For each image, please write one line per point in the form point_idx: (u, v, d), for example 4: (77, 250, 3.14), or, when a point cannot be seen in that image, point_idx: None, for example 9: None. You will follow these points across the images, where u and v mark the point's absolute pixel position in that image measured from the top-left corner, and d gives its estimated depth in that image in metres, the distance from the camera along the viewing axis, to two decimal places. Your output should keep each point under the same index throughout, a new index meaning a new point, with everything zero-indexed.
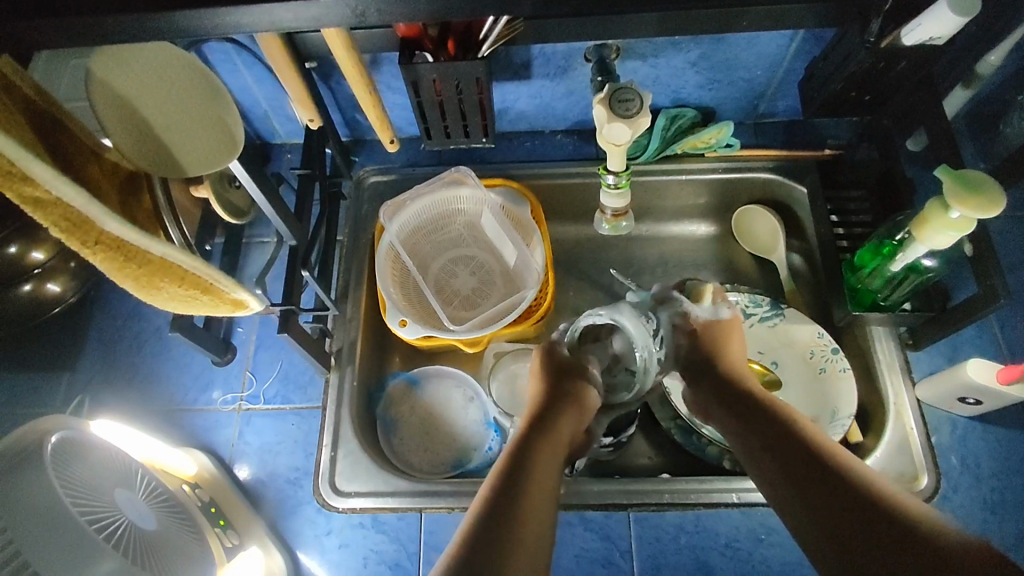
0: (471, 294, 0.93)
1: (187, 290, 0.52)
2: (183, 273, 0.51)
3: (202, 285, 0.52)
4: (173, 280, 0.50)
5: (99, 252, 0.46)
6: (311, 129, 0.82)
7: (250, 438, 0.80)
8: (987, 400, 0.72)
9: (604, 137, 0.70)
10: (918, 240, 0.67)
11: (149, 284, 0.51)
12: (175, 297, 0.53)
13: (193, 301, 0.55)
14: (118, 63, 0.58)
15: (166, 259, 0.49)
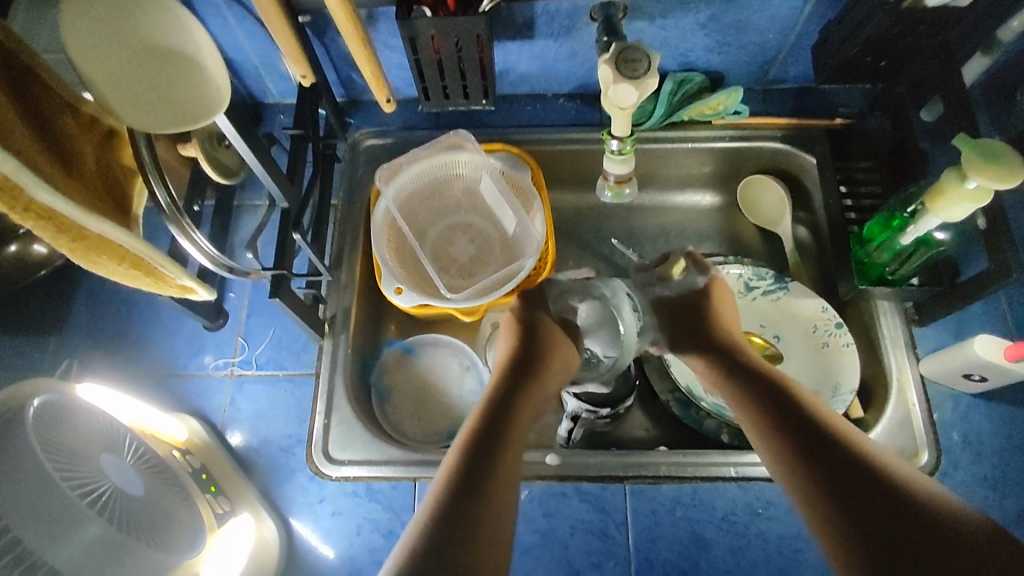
0: (469, 262, 0.91)
1: (119, 263, 0.55)
2: (122, 252, 0.54)
3: (143, 266, 0.56)
4: (112, 258, 0.54)
5: (30, 219, 0.48)
6: (304, 86, 0.78)
7: (242, 405, 0.79)
8: (992, 377, 0.71)
9: (609, 99, 0.68)
10: (931, 212, 0.65)
11: (88, 258, 0.54)
12: (114, 273, 0.57)
13: (137, 280, 0.59)
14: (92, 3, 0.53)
15: (102, 237, 0.52)
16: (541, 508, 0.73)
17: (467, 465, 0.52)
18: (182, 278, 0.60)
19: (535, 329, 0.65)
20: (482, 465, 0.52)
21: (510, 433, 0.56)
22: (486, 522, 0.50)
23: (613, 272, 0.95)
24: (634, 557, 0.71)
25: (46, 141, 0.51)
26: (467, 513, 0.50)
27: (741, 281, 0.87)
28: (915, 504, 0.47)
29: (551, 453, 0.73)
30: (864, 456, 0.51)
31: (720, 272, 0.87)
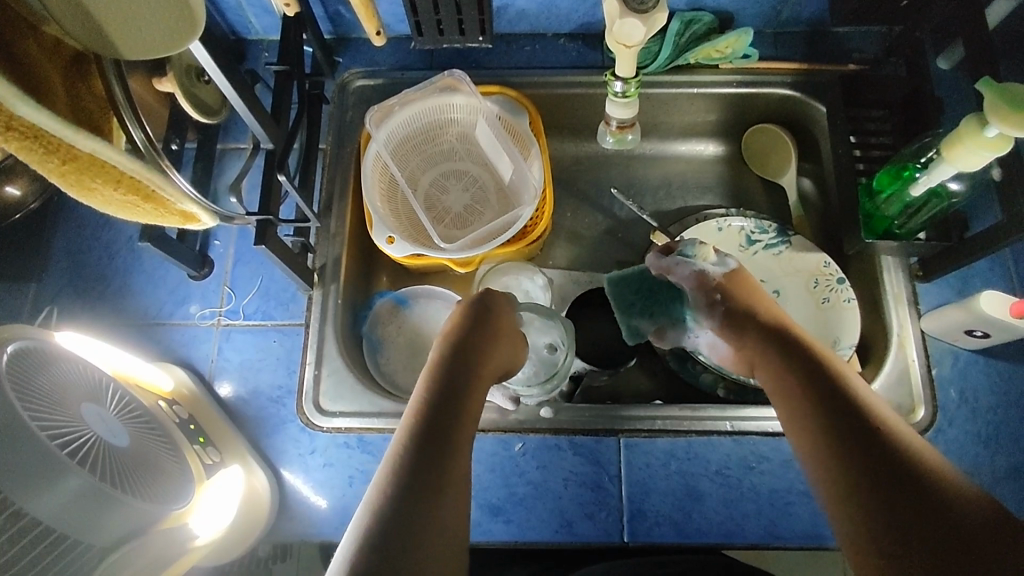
0: (464, 212, 0.88)
1: (116, 189, 0.52)
2: (117, 175, 0.50)
3: (142, 190, 0.53)
4: (106, 181, 0.50)
5: (12, 140, 0.44)
6: (286, 15, 0.72)
7: (230, 355, 0.77)
8: (995, 333, 0.70)
9: (615, 34, 0.63)
10: (946, 161, 0.62)
11: (80, 184, 0.50)
12: (111, 201, 0.53)
13: (134, 207, 0.55)
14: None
15: (94, 157, 0.48)
16: (534, 461, 0.73)
17: (429, 438, 0.54)
18: (185, 203, 0.56)
19: (491, 311, 0.67)
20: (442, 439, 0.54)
21: (471, 408, 0.58)
22: (448, 491, 0.51)
23: (611, 223, 0.92)
24: (628, 509, 0.71)
25: (14, 70, 0.47)
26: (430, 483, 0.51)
27: (743, 235, 0.85)
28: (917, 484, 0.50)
29: (546, 406, 0.74)
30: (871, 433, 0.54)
31: (722, 224, 0.85)
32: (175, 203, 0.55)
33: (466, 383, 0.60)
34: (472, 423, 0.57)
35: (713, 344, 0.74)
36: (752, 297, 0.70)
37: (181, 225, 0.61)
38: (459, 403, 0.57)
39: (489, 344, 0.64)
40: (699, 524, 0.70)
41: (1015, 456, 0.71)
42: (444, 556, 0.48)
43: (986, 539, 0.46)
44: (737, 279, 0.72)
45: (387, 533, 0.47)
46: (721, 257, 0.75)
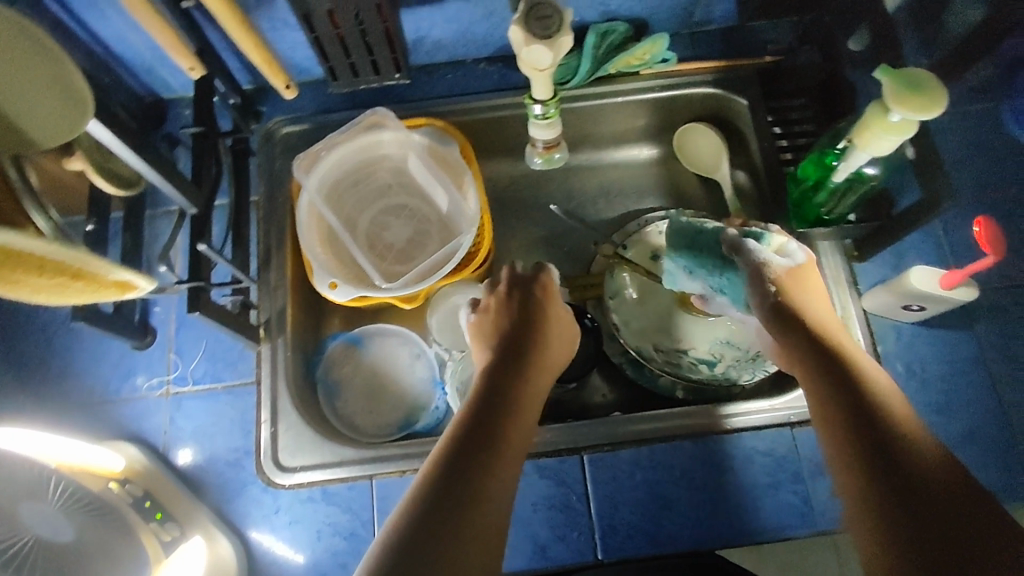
0: (407, 246, 0.88)
1: (40, 275, 0.50)
2: (38, 261, 0.49)
3: (68, 270, 0.52)
4: (27, 271, 0.49)
5: None
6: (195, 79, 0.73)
7: (183, 423, 0.76)
8: (931, 305, 0.71)
9: (526, 61, 0.63)
10: (860, 148, 0.63)
11: (3, 279, 0.48)
12: (41, 288, 0.52)
13: (67, 288, 0.54)
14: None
15: (6, 248, 0.46)
16: None
17: (471, 434, 0.56)
18: (115, 271, 0.56)
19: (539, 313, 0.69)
20: (490, 437, 0.56)
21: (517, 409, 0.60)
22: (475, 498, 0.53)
23: (555, 238, 0.93)
24: (599, 525, 0.71)
25: None
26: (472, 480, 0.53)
27: None
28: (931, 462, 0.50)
29: None
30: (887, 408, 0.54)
31: (662, 227, 0.86)
32: (104, 275, 0.55)
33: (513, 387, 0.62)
34: (521, 426, 0.60)
35: (759, 331, 0.69)
36: (808, 294, 0.64)
37: (119, 296, 0.60)
38: (508, 404, 0.60)
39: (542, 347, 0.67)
40: (671, 531, 0.71)
41: (969, 421, 0.73)
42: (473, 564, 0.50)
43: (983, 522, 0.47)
44: (799, 274, 0.65)
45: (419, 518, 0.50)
46: (794, 246, 0.67)
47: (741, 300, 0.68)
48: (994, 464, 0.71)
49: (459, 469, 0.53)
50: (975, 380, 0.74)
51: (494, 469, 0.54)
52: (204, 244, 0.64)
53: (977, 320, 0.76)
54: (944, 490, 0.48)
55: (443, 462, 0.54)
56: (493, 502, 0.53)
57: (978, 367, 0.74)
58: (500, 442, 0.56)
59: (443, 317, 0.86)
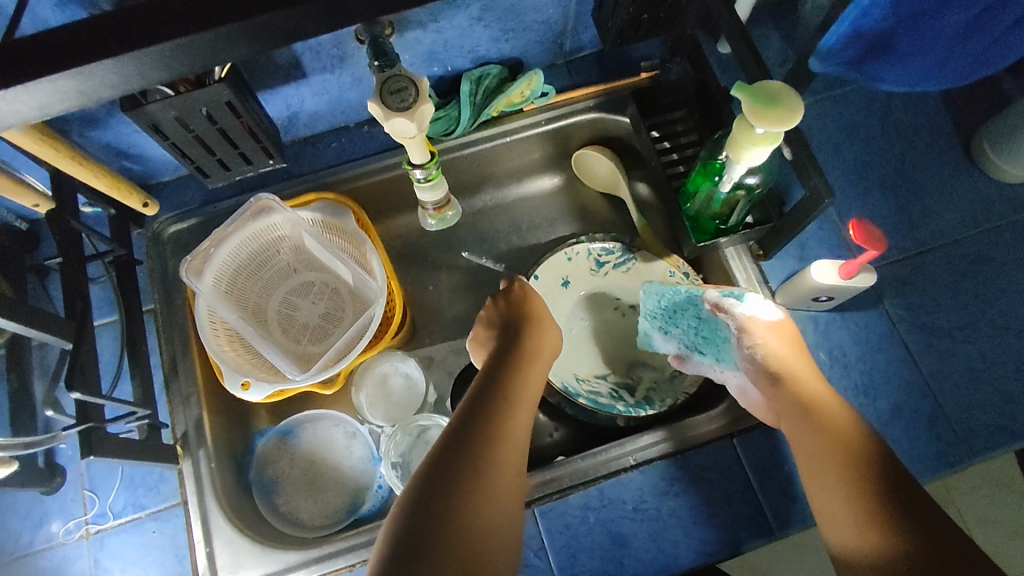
0: (322, 323, 0.85)
1: None
2: None
3: None
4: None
5: None
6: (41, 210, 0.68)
7: (109, 563, 0.71)
8: (837, 295, 0.73)
9: (394, 134, 0.62)
10: (735, 161, 0.64)
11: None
12: None
13: None
14: None
15: None
16: None
17: (470, 416, 0.61)
18: None
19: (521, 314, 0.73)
20: (493, 426, 0.60)
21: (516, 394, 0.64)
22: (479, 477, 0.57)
23: (473, 286, 0.91)
24: None
25: None
26: (487, 436, 0.59)
27: (592, 259, 0.87)
28: (871, 468, 0.58)
29: None
30: (837, 423, 0.61)
31: (571, 252, 0.86)
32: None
33: (512, 376, 0.66)
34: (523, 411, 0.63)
35: (741, 392, 0.70)
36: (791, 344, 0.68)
37: None
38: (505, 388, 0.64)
39: (533, 340, 0.71)
40: (633, 568, 0.69)
41: (894, 397, 0.74)
42: (479, 541, 0.54)
43: (916, 517, 0.54)
44: (778, 328, 0.69)
45: (422, 494, 0.55)
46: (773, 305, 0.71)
47: (722, 356, 0.73)
48: (924, 435, 0.72)
49: (462, 455, 0.57)
50: (892, 355, 0.76)
51: (494, 458, 0.58)
52: (78, 391, 0.60)
53: (884, 296, 0.78)
54: (880, 492, 0.56)
55: (444, 442, 0.59)
56: (491, 482, 0.57)
57: (892, 342, 0.76)
58: (502, 424, 0.60)
59: (372, 391, 0.84)
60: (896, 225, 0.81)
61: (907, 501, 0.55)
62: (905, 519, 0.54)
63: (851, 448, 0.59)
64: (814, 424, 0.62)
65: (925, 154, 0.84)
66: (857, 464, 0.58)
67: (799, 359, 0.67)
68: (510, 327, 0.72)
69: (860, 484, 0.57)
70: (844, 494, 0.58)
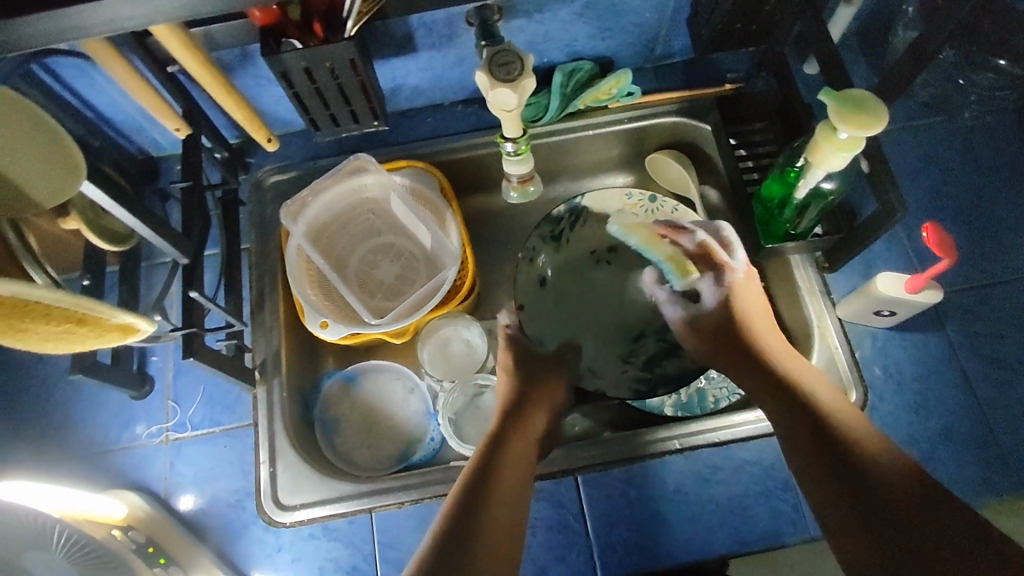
0: (396, 283, 0.90)
1: (50, 324, 0.56)
2: (45, 311, 0.55)
3: (71, 317, 0.57)
4: (37, 319, 0.55)
5: None
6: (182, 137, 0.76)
7: (183, 468, 0.78)
8: (900, 310, 0.75)
9: (493, 103, 0.67)
10: (814, 165, 0.67)
11: (14, 328, 0.55)
12: (48, 335, 0.58)
13: (73, 334, 0.59)
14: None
15: (19, 297, 0.52)
16: None
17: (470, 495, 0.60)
18: (118, 314, 0.61)
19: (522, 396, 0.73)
20: (490, 505, 0.59)
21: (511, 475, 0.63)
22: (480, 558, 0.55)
23: None
24: (597, 545, 0.73)
25: None
26: (484, 511, 0.58)
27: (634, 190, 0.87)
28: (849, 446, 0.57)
29: None
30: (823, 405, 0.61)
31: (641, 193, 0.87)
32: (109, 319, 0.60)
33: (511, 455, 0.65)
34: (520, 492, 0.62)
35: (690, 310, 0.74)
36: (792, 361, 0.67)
37: (123, 338, 0.65)
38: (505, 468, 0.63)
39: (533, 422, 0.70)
40: (666, 545, 0.72)
41: (947, 419, 0.75)
42: None
43: (897, 495, 0.53)
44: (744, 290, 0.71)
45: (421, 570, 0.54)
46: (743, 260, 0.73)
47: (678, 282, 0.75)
48: (974, 460, 0.73)
49: (463, 536, 0.56)
50: (949, 379, 0.76)
51: (492, 535, 0.57)
52: (196, 291, 0.67)
53: (947, 322, 0.79)
54: (863, 472, 0.55)
55: (445, 519, 0.58)
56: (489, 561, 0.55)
57: (950, 367, 0.77)
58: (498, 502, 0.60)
59: (434, 350, 0.89)
60: (967, 254, 0.81)
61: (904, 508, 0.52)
62: (911, 539, 0.50)
63: (832, 429, 0.59)
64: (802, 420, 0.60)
65: (1004, 190, 0.84)
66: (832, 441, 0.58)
67: (779, 345, 0.69)
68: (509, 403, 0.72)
69: (834, 460, 0.57)
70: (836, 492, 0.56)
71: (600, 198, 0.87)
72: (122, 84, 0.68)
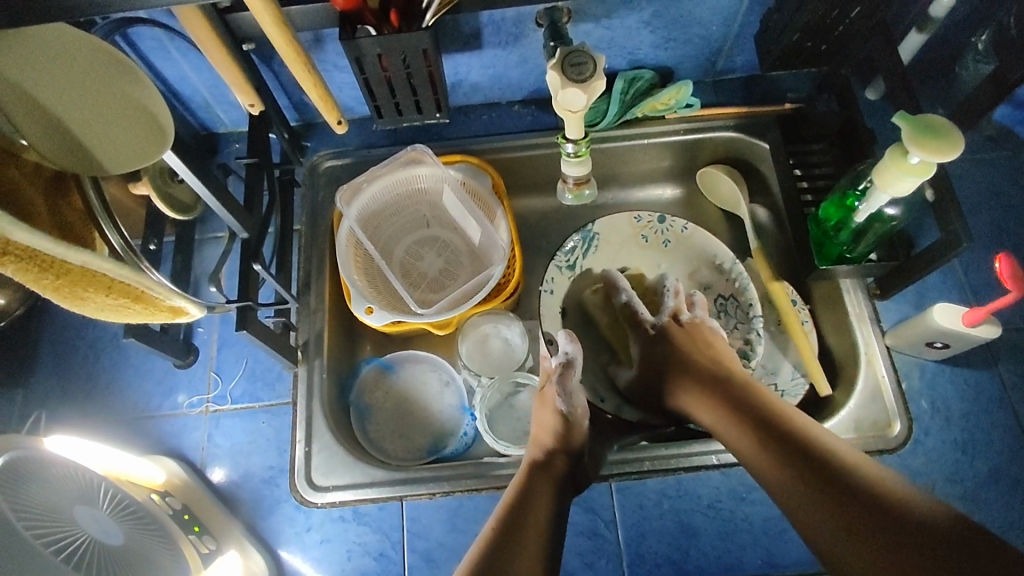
0: (439, 276, 0.91)
1: (107, 295, 0.54)
2: (108, 281, 0.52)
3: (132, 293, 0.55)
4: (98, 289, 0.52)
5: (10, 264, 0.46)
6: (253, 114, 0.78)
7: (220, 440, 0.79)
8: (953, 343, 0.73)
9: (560, 103, 0.68)
10: (880, 189, 0.67)
11: (74, 296, 0.52)
12: (105, 307, 0.55)
13: (125, 310, 0.57)
14: (66, 67, 0.54)
15: (85, 268, 0.50)
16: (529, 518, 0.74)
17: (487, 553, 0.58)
18: (171, 297, 0.58)
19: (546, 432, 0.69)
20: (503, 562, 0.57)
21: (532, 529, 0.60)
22: None
23: None
24: (626, 553, 0.72)
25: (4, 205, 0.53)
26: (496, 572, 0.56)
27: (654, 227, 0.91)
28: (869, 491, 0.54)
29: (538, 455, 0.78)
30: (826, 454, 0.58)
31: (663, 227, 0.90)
32: (163, 300, 0.58)
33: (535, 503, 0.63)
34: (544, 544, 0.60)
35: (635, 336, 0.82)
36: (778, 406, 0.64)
37: (170, 319, 0.63)
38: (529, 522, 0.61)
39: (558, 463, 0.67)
40: (697, 560, 0.71)
41: (994, 459, 0.73)
42: None
43: (945, 539, 0.49)
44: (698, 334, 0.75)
45: None
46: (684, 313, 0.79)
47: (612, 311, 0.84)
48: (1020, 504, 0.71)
49: None
50: (999, 418, 0.75)
51: None
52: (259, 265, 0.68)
53: (1000, 360, 0.77)
54: (898, 518, 0.52)
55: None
56: None
57: (1001, 406, 0.75)
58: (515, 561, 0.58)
59: (473, 345, 0.89)
60: None
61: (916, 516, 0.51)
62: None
63: (843, 477, 0.56)
64: (797, 464, 0.58)
65: None
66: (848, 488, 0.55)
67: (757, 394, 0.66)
68: (541, 437, 0.69)
69: (861, 506, 0.53)
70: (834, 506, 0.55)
71: (613, 225, 0.90)
72: (208, 58, 0.68)
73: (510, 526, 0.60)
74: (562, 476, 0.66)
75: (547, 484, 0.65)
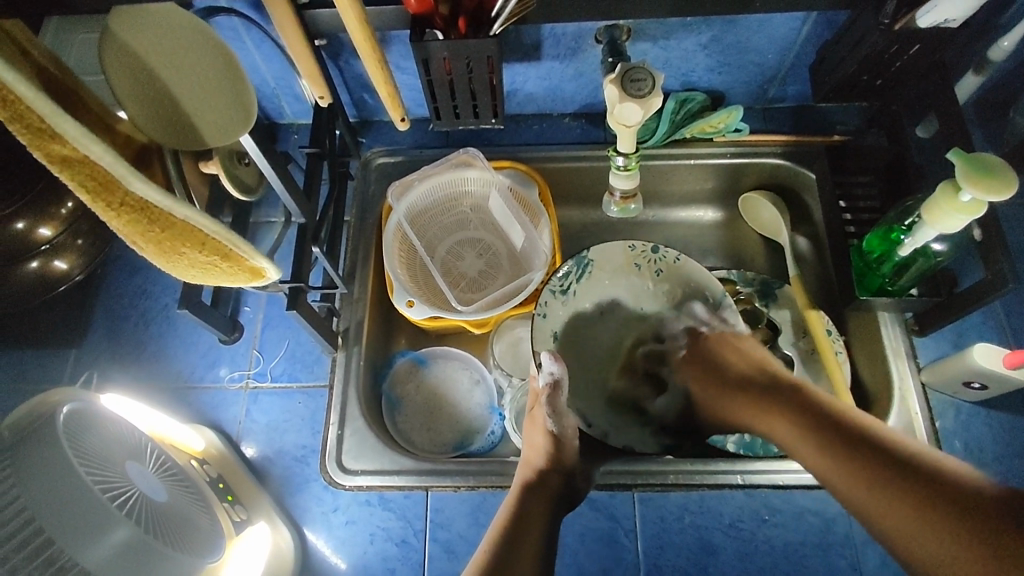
0: (478, 277, 0.93)
1: (202, 253, 0.53)
2: (203, 237, 0.51)
3: (222, 250, 0.53)
4: (194, 245, 0.52)
5: (125, 214, 0.48)
6: (321, 106, 0.82)
7: (257, 416, 0.81)
8: (991, 385, 0.73)
9: (616, 116, 0.70)
10: (928, 224, 0.67)
11: (172, 252, 0.52)
12: (197, 264, 0.55)
13: (213, 268, 0.57)
14: (173, 46, 0.60)
15: (188, 224, 0.50)
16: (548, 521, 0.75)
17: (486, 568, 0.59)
18: (257, 258, 0.56)
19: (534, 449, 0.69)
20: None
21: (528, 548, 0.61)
22: None
23: None
24: (644, 564, 0.73)
25: None
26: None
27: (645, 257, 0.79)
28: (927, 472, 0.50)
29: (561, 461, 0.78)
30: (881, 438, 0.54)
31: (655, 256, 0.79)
32: (246, 259, 0.56)
33: (528, 522, 0.63)
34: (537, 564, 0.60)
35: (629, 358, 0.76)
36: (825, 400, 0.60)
37: (252, 282, 0.61)
38: (522, 540, 0.61)
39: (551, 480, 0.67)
40: None
41: None
42: None
43: (1001, 509, 0.44)
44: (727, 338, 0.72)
45: None
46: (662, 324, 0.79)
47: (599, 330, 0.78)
48: None
49: None
50: None
51: None
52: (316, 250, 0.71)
53: None
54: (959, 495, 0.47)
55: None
56: None
57: None
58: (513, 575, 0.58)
59: (504, 347, 0.90)
60: None
61: (979, 496, 0.46)
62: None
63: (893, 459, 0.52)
64: (839, 449, 0.55)
65: None
66: (901, 466, 0.51)
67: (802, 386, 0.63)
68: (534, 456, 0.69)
69: (912, 490, 0.49)
70: (887, 500, 0.50)
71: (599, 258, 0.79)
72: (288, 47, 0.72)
73: (508, 540, 0.61)
74: (554, 495, 0.67)
75: (541, 504, 0.65)
